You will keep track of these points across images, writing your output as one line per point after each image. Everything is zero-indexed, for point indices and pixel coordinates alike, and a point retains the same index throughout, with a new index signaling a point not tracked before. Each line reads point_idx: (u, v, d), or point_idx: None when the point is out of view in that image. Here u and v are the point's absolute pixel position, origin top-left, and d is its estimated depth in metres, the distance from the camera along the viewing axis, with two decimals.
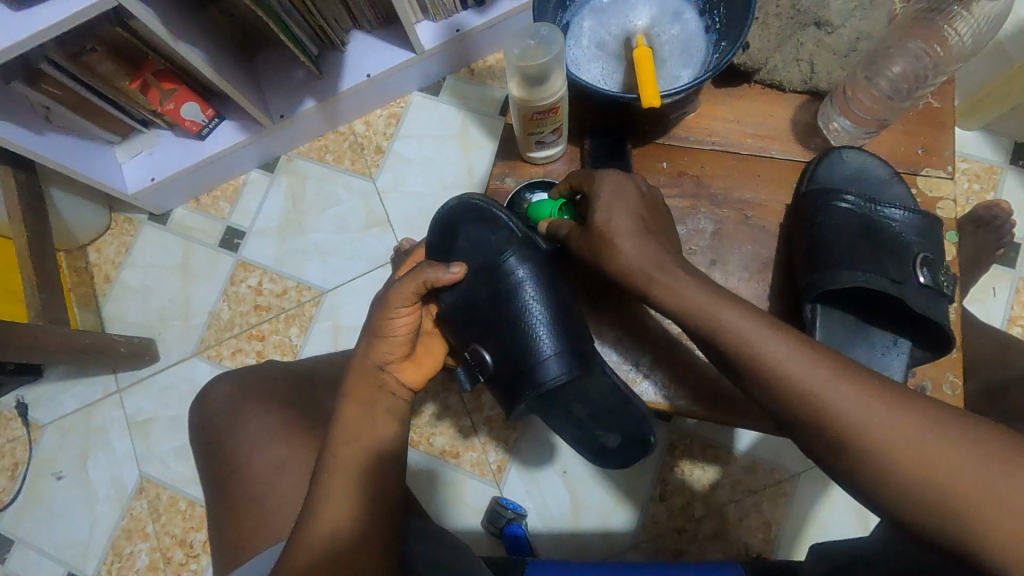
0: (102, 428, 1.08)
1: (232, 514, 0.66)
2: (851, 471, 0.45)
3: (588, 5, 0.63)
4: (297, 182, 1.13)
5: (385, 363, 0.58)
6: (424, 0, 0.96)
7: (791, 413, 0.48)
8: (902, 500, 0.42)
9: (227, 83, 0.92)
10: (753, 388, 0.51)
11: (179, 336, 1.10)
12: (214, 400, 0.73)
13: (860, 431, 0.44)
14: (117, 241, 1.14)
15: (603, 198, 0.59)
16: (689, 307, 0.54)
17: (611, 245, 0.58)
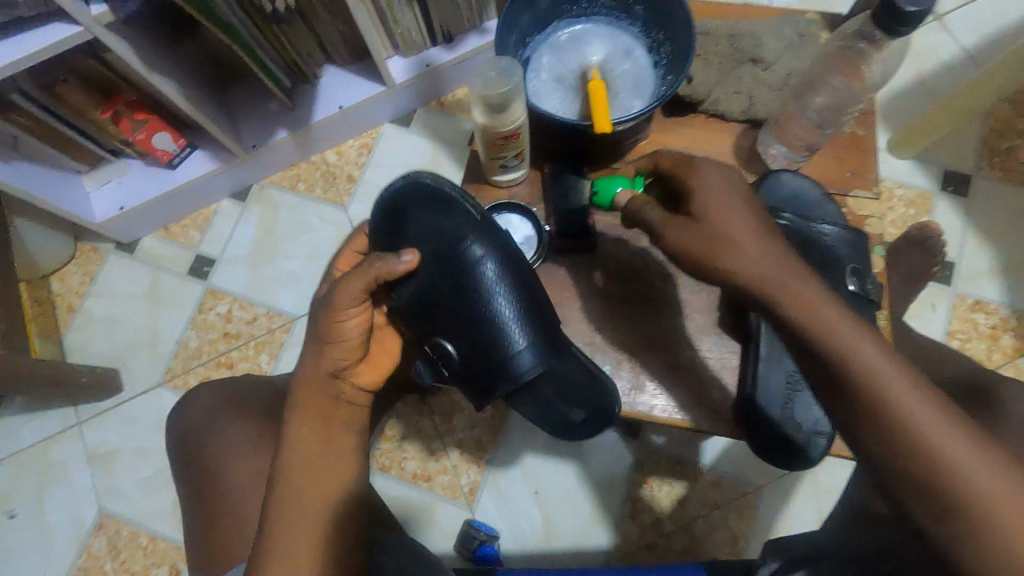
0: (60, 462, 1.05)
1: (208, 530, 0.66)
2: (893, 468, 0.45)
3: (547, 43, 0.68)
4: (269, 210, 1.14)
5: (336, 364, 0.58)
6: (393, 36, 1.01)
7: (858, 404, 0.47)
8: (935, 506, 0.43)
9: (197, 112, 0.93)
10: (873, 429, 0.46)
11: (145, 366, 1.08)
12: (192, 412, 0.72)
13: (925, 439, 0.44)
14: (82, 270, 1.12)
15: (712, 187, 0.54)
16: (785, 296, 0.50)
17: (717, 235, 0.52)
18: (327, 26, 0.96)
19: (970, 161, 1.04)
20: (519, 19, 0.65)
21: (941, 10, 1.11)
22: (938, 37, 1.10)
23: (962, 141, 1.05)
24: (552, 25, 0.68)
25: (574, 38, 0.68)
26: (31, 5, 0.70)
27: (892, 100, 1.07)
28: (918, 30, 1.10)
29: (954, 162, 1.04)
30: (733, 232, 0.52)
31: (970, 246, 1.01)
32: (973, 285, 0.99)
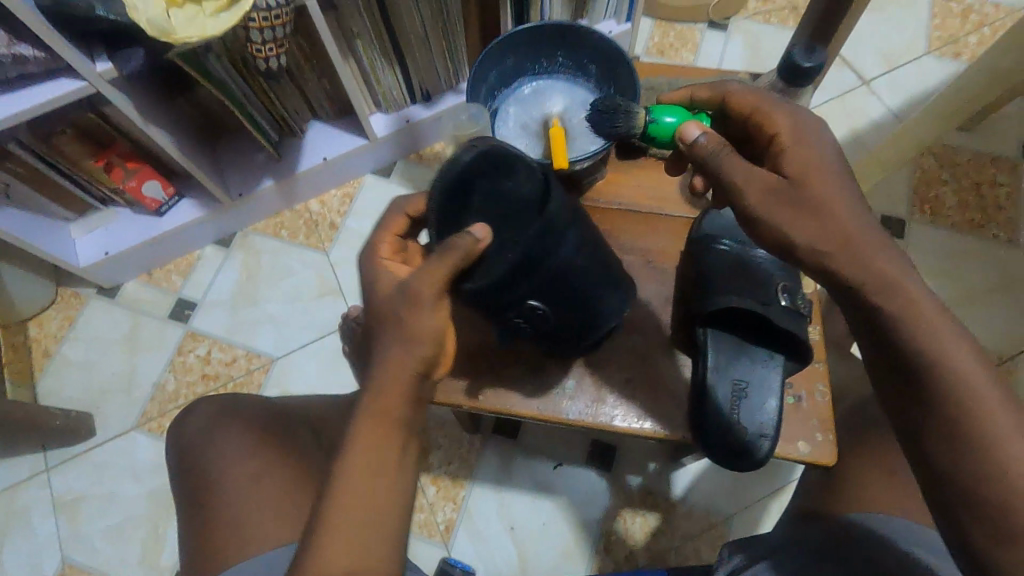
0: (24, 511, 1.02)
1: (200, 551, 0.58)
2: (941, 439, 0.47)
3: (513, 96, 0.76)
4: (251, 256, 1.18)
5: (432, 357, 0.53)
6: (376, 94, 1.10)
7: (922, 373, 0.47)
8: (978, 479, 0.45)
9: (188, 161, 0.99)
10: (949, 426, 0.46)
11: (119, 409, 1.08)
12: (191, 423, 0.65)
13: (977, 413, 0.46)
14: (61, 315, 1.13)
15: (810, 147, 0.51)
16: (875, 262, 0.48)
17: (813, 198, 0.49)
18: (315, 86, 1.05)
19: (903, 207, 1.15)
20: (488, 75, 0.73)
21: (868, 76, 1.25)
22: (867, 100, 1.23)
23: (894, 189, 1.16)
24: (518, 80, 0.76)
25: (537, 92, 0.76)
26: (40, 62, 0.76)
27: None
28: (849, 93, 1.24)
29: (889, 207, 1.15)
30: (830, 198, 0.49)
31: None
32: None
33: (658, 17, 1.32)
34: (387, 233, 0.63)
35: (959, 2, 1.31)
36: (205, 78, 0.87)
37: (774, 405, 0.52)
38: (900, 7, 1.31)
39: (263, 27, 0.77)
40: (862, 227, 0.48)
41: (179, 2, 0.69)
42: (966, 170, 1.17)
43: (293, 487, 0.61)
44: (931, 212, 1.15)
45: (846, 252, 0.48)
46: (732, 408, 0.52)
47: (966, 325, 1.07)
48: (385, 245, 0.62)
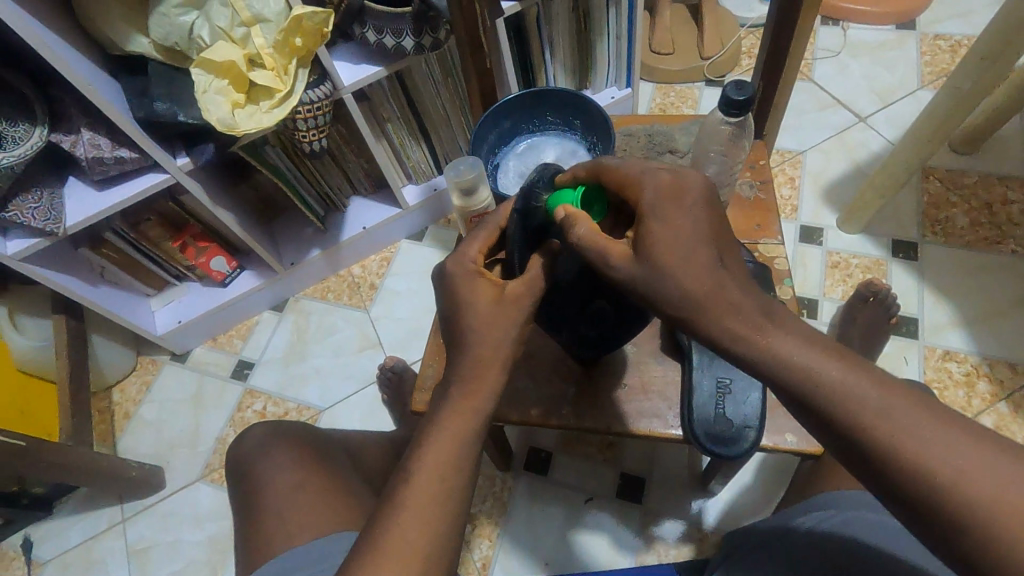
0: (101, 559, 1.12)
1: (248, 561, 0.65)
2: (872, 481, 0.40)
3: (511, 152, 0.87)
4: (302, 317, 1.31)
5: (493, 375, 0.53)
6: (407, 169, 1.25)
7: (819, 415, 0.41)
8: (926, 518, 0.38)
9: (248, 235, 1.15)
10: (826, 427, 0.41)
11: (186, 462, 1.19)
12: (247, 441, 0.75)
13: (892, 441, 0.38)
14: (139, 380, 1.28)
15: (666, 218, 0.46)
16: (734, 319, 0.43)
17: (659, 277, 0.45)
18: (354, 164, 1.21)
19: (912, 231, 1.18)
20: (487, 136, 0.85)
21: (864, 113, 1.32)
22: (866, 135, 1.29)
23: (902, 214, 1.20)
24: (514, 139, 0.88)
25: (531, 147, 0.87)
26: (135, 162, 0.92)
27: (834, 185, 1.25)
28: (847, 130, 1.30)
29: (898, 233, 1.18)
30: (682, 268, 0.44)
31: (928, 302, 1.12)
32: (938, 337, 1.09)
33: (658, 80, 1.45)
34: (478, 247, 0.58)
35: (946, 40, 1.39)
36: (258, 160, 1.03)
37: (758, 399, 0.59)
38: (889, 49, 1.39)
39: (308, 117, 0.93)
40: (717, 284, 0.44)
41: (241, 104, 0.85)
42: (974, 191, 1.20)
43: (327, 498, 0.68)
44: (943, 233, 1.17)
45: (703, 320, 0.44)
46: (719, 404, 0.59)
47: (993, 341, 1.07)
48: (475, 258, 0.57)
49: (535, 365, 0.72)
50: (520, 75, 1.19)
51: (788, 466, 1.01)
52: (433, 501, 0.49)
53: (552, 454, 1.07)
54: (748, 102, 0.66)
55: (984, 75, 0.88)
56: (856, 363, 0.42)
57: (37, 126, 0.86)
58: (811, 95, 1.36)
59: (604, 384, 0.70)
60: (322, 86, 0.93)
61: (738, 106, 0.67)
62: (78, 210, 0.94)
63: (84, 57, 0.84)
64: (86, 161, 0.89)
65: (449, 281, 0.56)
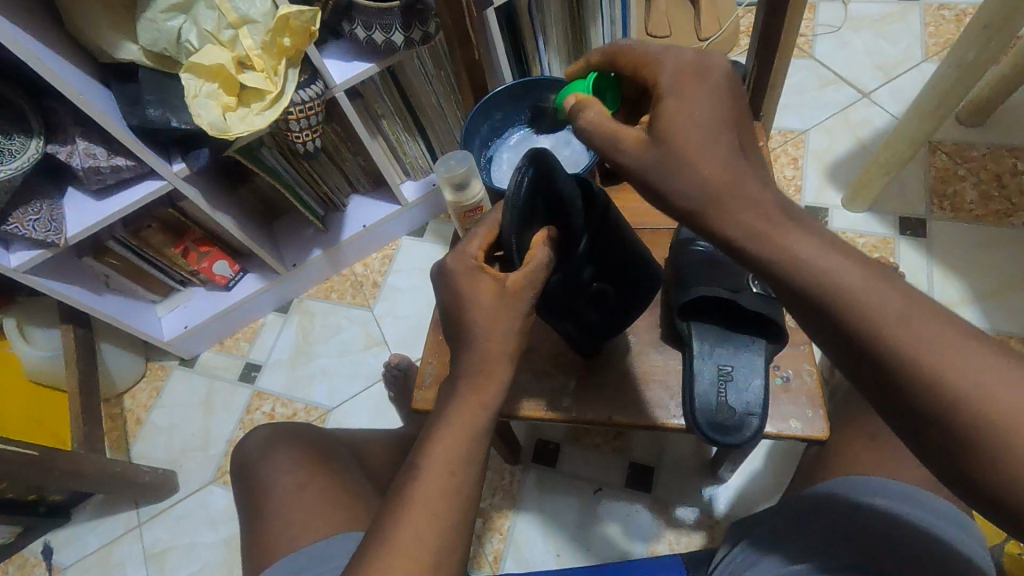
0: (119, 563, 1.14)
1: (255, 564, 0.66)
2: (879, 384, 0.39)
3: (503, 145, 0.86)
4: (307, 318, 1.31)
5: (490, 372, 0.52)
6: (405, 165, 1.24)
7: (838, 313, 0.40)
8: (939, 428, 0.37)
9: (250, 239, 1.15)
10: (839, 336, 0.40)
11: (198, 465, 1.20)
12: (251, 444, 0.75)
13: (903, 343, 0.38)
14: (150, 385, 1.29)
15: (686, 100, 0.45)
16: (749, 212, 0.43)
17: (672, 164, 0.44)
18: (351, 163, 1.20)
19: (919, 207, 1.16)
20: (479, 129, 0.84)
21: (867, 88, 1.29)
22: (871, 111, 1.27)
23: (908, 190, 1.17)
24: (507, 131, 0.87)
25: (523, 138, 0.86)
26: (132, 169, 0.93)
27: (838, 164, 1.23)
28: (850, 107, 1.28)
29: (906, 209, 1.16)
30: (698, 155, 0.44)
31: (938, 279, 1.10)
32: None
33: None
34: (478, 245, 0.56)
35: (951, 10, 1.35)
36: (254, 162, 1.03)
37: (760, 386, 0.59)
38: (892, 22, 1.36)
39: (301, 117, 0.93)
40: (733, 178, 0.43)
41: (233, 106, 0.85)
42: (983, 163, 1.17)
43: (332, 498, 0.68)
44: (952, 208, 1.15)
45: (715, 212, 0.43)
46: (721, 391, 0.59)
47: (1003, 315, 1.06)
48: (476, 254, 0.56)
49: (535, 358, 0.71)
50: (514, 64, 1.17)
51: (798, 451, 1.00)
52: (433, 501, 0.48)
53: (560, 446, 1.07)
54: None
55: (988, 43, 0.85)
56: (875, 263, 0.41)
57: (33, 138, 0.86)
58: (813, 73, 1.33)
59: (605, 376, 0.69)
60: (312, 85, 0.93)
61: None
62: (78, 219, 0.95)
63: (74, 67, 0.84)
64: (82, 171, 0.90)
65: (449, 284, 0.55)
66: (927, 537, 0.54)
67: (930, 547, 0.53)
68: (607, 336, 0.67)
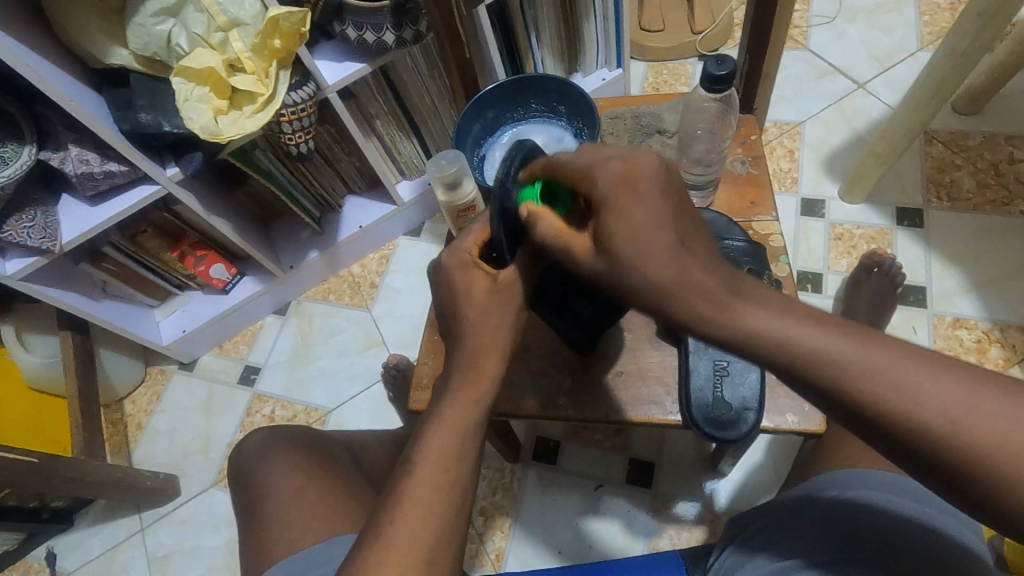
0: (123, 569, 1.14)
1: (254, 567, 0.66)
2: (870, 435, 0.39)
3: (496, 143, 0.86)
4: (305, 320, 1.31)
5: (486, 372, 0.52)
6: (400, 165, 1.23)
7: (810, 384, 0.39)
8: (932, 463, 0.37)
9: (246, 242, 1.14)
10: (818, 401, 0.39)
11: (200, 469, 1.20)
12: (249, 447, 0.75)
13: (882, 396, 0.37)
14: (150, 391, 1.29)
15: (622, 210, 0.43)
16: (700, 304, 0.40)
17: (623, 270, 0.42)
18: (346, 164, 1.20)
19: (916, 197, 1.15)
20: (471, 128, 0.84)
21: (862, 79, 1.29)
22: (866, 101, 1.26)
23: (905, 181, 1.17)
24: (499, 129, 0.87)
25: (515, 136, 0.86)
26: (126, 174, 0.92)
27: (834, 155, 1.22)
28: (845, 97, 1.27)
29: (903, 200, 1.15)
30: (644, 255, 0.42)
31: (936, 269, 1.09)
32: (948, 304, 1.07)
33: (649, 59, 1.42)
34: (473, 241, 0.56)
35: None
36: (248, 164, 1.03)
37: (755, 379, 0.59)
38: (886, 12, 1.35)
39: (292, 119, 0.93)
40: (678, 266, 0.41)
41: (224, 110, 0.85)
42: (979, 152, 1.17)
43: (331, 501, 0.68)
44: (948, 197, 1.14)
45: (668, 308, 0.41)
46: (717, 386, 0.59)
47: (1002, 305, 1.05)
48: (471, 252, 0.56)
49: (532, 357, 0.71)
50: (507, 62, 1.17)
51: (798, 444, 1.00)
52: (430, 505, 0.48)
53: (560, 443, 1.07)
54: (728, 78, 0.65)
55: (982, 31, 0.85)
56: (830, 321, 0.40)
57: (25, 145, 0.86)
58: (807, 64, 1.32)
59: (601, 372, 0.69)
60: (304, 87, 0.93)
61: (719, 82, 0.65)
62: (73, 225, 0.94)
63: (66, 73, 0.84)
64: (76, 177, 0.90)
65: (442, 285, 0.55)
66: (938, 548, 0.53)
67: (928, 541, 0.54)
68: (601, 329, 0.68)
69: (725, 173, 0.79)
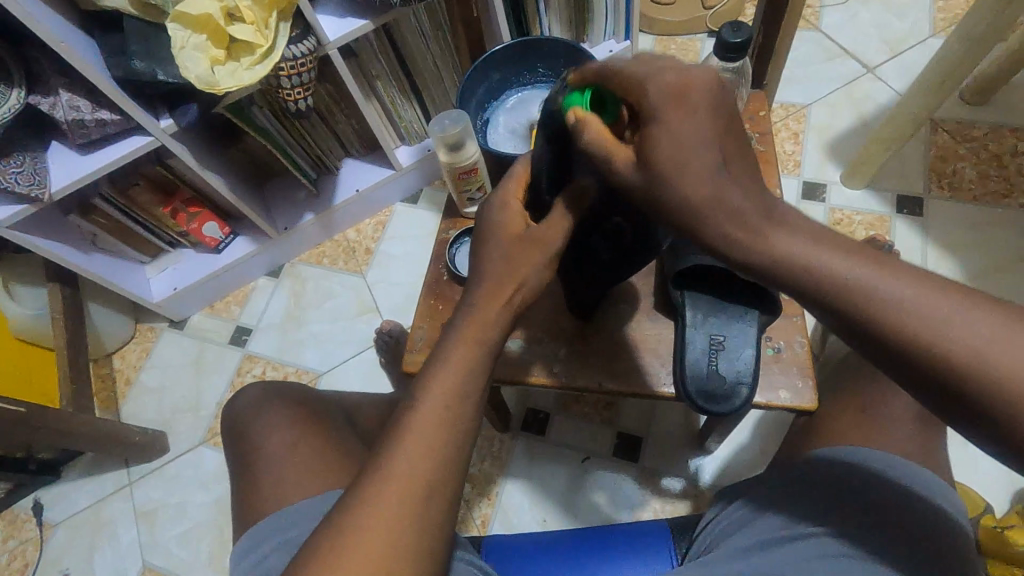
0: (110, 521, 1.15)
1: (242, 521, 0.66)
2: (902, 368, 0.39)
3: (500, 108, 0.84)
4: (299, 283, 1.30)
5: (483, 335, 0.52)
6: (399, 129, 1.21)
7: (834, 309, 0.40)
8: (961, 401, 0.37)
9: (240, 201, 1.12)
10: (845, 325, 0.41)
11: (189, 426, 1.20)
12: (241, 403, 0.75)
13: (915, 326, 0.38)
14: (140, 347, 1.28)
15: (668, 120, 0.42)
16: (731, 224, 0.42)
17: (659, 187, 0.43)
18: (345, 125, 1.17)
19: (918, 185, 1.15)
20: (476, 89, 0.82)
21: (873, 63, 1.27)
22: (875, 86, 1.25)
23: (907, 168, 1.16)
24: (504, 94, 0.85)
25: (520, 101, 0.84)
26: (118, 124, 0.90)
27: (838, 139, 1.21)
28: (854, 81, 1.26)
29: (904, 187, 1.15)
30: (685, 172, 0.42)
31: (933, 258, 1.10)
32: None
33: (658, 33, 1.39)
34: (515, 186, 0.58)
35: None
36: (244, 120, 1.01)
37: (751, 355, 0.59)
38: None
39: (292, 74, 0.90)
40: (718, 186, 0.42)
41: (221, 60, 0.82)
42: (984, 143, 1.17)
43: (320, 459, 0.68)
44: (950, 186, 1.14)
45: (702, 227, 0.43)
46: (712, 359, 0.59)
47: (997, 295, 1.06)
48: (515, 195, 0.57)
49: (527, 326, 0.71)
50: (513, 27, 1.14)
51: (785, 426, 1.01)
52: (421, 466, 0.48)
53: (550, 415, 1.08)
54: (741, 49, 0.63)
55: (998, 17, 0.84)
56: (865, 252, 0.41)
57: (13, 88, 0.83)
58: (817, 46, 1.30)
59: (597, 341, 0.69)
60: (305, 41, 0.90)
61: (732, 52, 0.64)
62: (62, 174, 0.92)
63: (56, 14, 0.81)
64: (66, 124, 0.87)
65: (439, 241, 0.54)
66: (924, 529, 0.54)
67: (916, 524, 0.54)
68: (603, 292, 0.68)
69: None
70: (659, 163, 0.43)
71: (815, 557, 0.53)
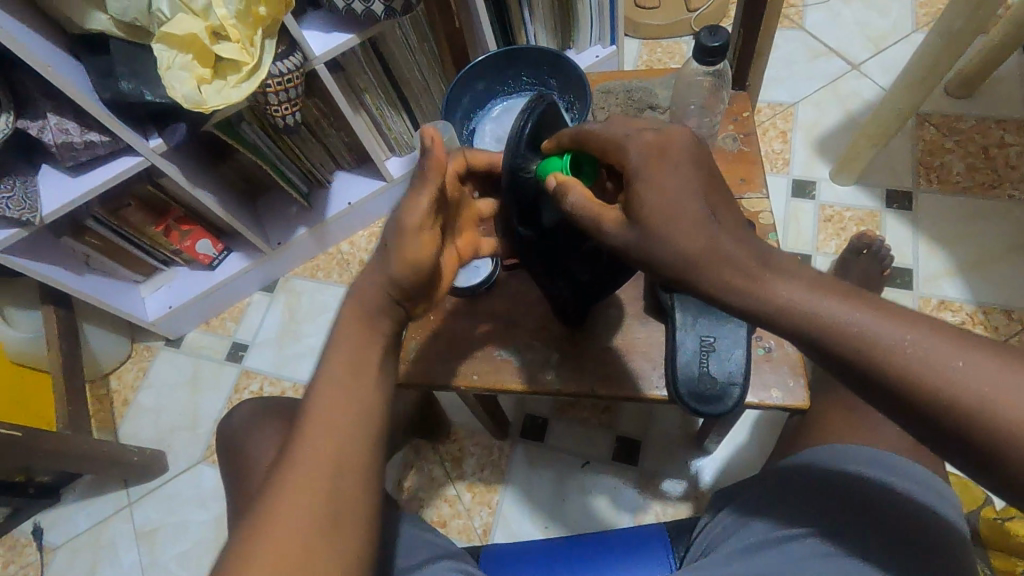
0: (110, 543, 1.14)
1: None
2: (902, 409, 0.39)
3: (486, 117, 0.85)
4: (293, 297, 1.30)
5: None
6: (389, 141, 1.21)
7: (838, 356, 0.40)
8: (958, 441, 0.38)
9: (232, 217, 1.13)
10: (843, 368, 0.41)
11: (187, 445, 1.20)
12: (235, 420, 0.75)
13: (913, 369, 0.38)
14: (136, 366, 1.28)
15: (652, 178, 0.44)
16: (727, 272, 0.42)
17: (651, 242, 0.44)
18: (335, 139, 1.18)
19: (906, 180, 1.16)
20: (461, 99, 0.83)
21: (857, 60, 1.28)
22: (860, 83, 1.26)
23: (895, 163, 1.17)
24: (489, 102, 0.85)
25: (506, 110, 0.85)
26: (107, 145, 0.90)
27: (826, 136, 1.22)
28: (840, 78, 1.27)
29: (893, 182, 1.16)
30: (674, 228, 0.43)
31: (924, 252, 1.10)
32: (934, 286, 1.08)
33: (644, 37, 1.40)
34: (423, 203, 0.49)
35: None
36: (234, 138, 1.02)
37: (742, 355, 0.59)
38: None
39: (279, 90, 0.90)
40: (709, 239, 0.43)
41: (208, 79, 0.83)
42: (970, 135, 1.17)
43: None
44: (938, 180, 1.15)
45: (696, 277, 0.43)
46: (703, 361, 0.59)
47: (988, 288, 1.06)
48: (419, 213, 0.49)
49: (519, 335, 0.71)
50: (499, 36, 1.15)
51: (782, 424, 1.01)
52: None
53: (548, 421, 1.08)
54: (722, 52, 0.64)
55: (976, 11, 0.85)
56: (863, 295, 0.41)
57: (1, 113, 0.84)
58: (802, 44, 1.31)
59: (589, 347, 0.69)
60: (291, 57, 0.90)
61: (711, 55, 0.64)
62: (53, 197, 0.92)
63: (42, 38, 0.81)
64: (55, 147, 0.87)
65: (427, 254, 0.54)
66: (918, 524, 0.54)
67: (910, 519, 0.54)
68: (591, 302, 0.68)
69: (716, 150, 0.78)
70: (649, 220, 0.44)
71: (810, 557, 0.53)
